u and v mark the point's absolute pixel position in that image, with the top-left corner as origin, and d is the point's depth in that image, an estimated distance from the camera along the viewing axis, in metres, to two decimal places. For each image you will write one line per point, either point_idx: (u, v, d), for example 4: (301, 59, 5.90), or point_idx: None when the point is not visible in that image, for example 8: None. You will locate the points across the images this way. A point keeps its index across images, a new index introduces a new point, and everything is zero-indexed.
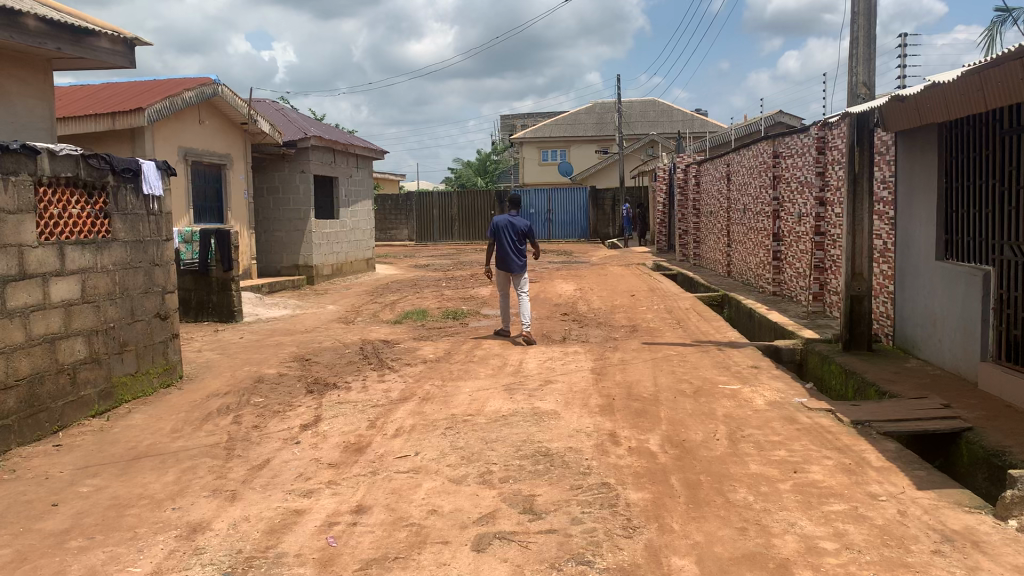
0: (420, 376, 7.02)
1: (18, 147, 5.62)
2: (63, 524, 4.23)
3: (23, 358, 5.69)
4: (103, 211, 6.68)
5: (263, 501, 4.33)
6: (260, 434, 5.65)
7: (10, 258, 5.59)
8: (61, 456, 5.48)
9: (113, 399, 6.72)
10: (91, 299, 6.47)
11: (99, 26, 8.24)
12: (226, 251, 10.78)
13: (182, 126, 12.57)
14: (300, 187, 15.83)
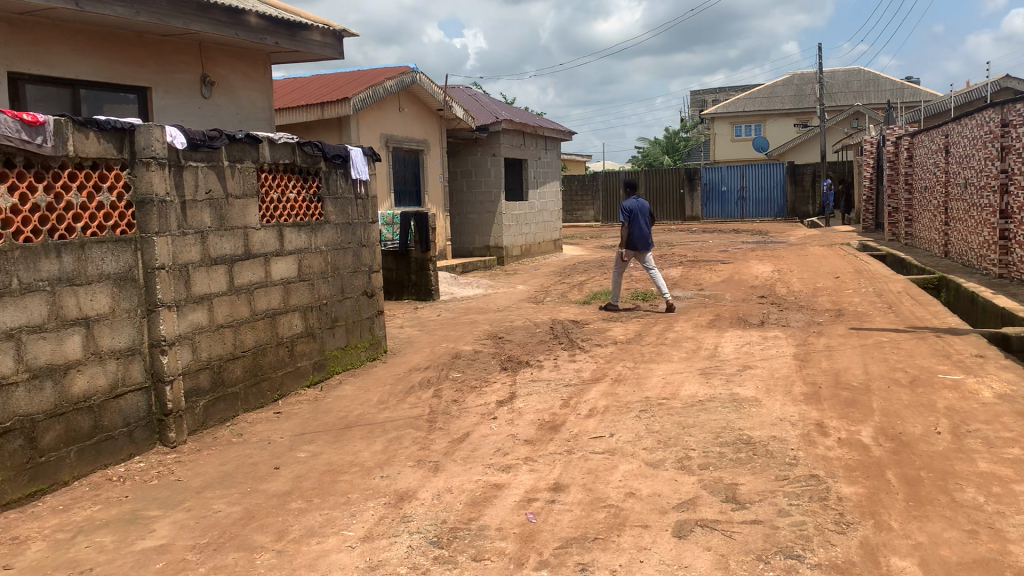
0: (612, 357, 6.98)
1: (243, 136, 6.09)
2: (286, 485, 4.56)
3: (248, 331, 6.19)
4: (316, 195, 7.10)
5: (464, 474, 4.46)
6: (460, 409, 5.83)
7: (237, 238, 6.08)
8: (282, 422, 5.91)
9: (326, 370, 7.18)
10: (306, 277, 6.92)
11: (312, 20, 8.74)
12: (424, 234, 11.22)
13: (384, 113, 13.16)
14: (491, 170, 16.15)
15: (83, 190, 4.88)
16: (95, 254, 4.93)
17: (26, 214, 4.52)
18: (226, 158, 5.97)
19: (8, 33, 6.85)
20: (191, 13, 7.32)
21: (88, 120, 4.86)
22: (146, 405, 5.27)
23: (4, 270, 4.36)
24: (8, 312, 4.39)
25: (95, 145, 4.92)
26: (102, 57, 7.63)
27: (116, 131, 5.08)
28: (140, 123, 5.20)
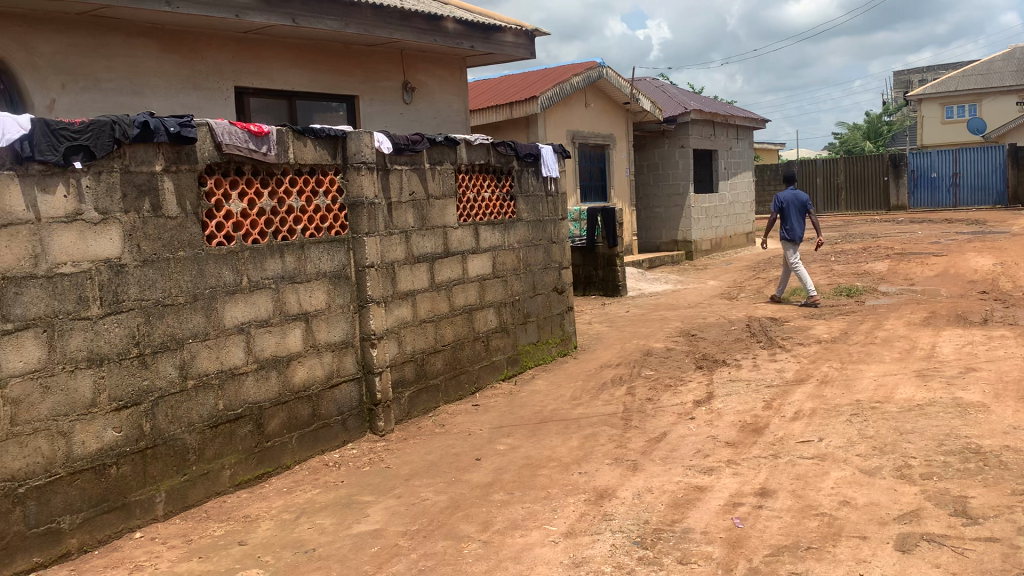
0: (815, 357, 6.65)
1: (442, 139, 6.31)
2: (487, 477, 4.68)
3: (448, 326, 6.41)
4: (509, 193, 7.25)
5: (664, 474, 4.40)
6: (656, 407, 5.76)
7: (437, 237, 6.30)
8: (480, 415, 6.08)
9: (519, 365, 7.32)
10: (501, 274, 7.08)
11: (506, 22, 8.78)
12: (612, 229, 11.10)
13: (571, 109, 13.25)
14: (679, 162, 15.84)
15: (302, 195, 5.26)
16: (312, 254, 5.30)
17: (254, 217, 4.95)
18: (427, 160, 6.21)
19: (235, 51, 7.09)
20: (393, 23, 7.51)
21: (305, 129, 5.23)
22: (357, 395, 5.61)
23: (236, 269, 4.80)
24: (239, 307, 4.81)
25: (311, 152, 5.29)
26: (317, 70, 7.80)
27: (330, 138, 5.43)
28: (350, 130, 5.53)
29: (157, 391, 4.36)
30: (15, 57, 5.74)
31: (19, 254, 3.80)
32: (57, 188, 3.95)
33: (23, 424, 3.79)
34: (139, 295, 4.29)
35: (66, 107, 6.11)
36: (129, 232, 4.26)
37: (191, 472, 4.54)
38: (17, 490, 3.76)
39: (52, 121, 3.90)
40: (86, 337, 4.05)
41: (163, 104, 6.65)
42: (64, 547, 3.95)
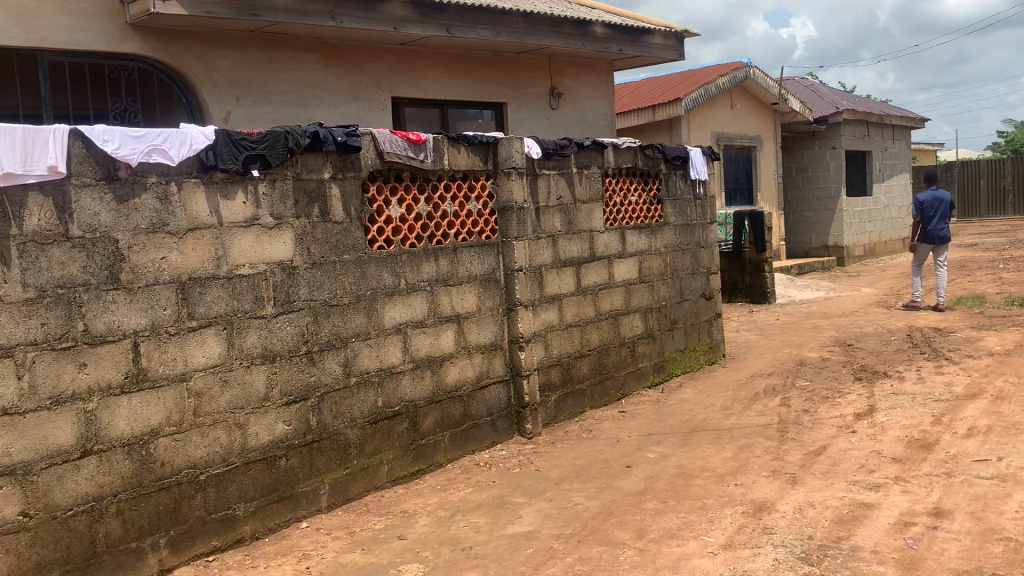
0: (988, 371, 6.22)
1: (590, 143, 6.30)
2: (640, 484, 4.63)
3: (594, 331, 6.41)
4: (656, 197, 7.17)
5: (827, 489, 4.23)
6: (812, 419, 5.55)
7: (584, 241, 6.31)
8: (628, 421, 6.04)
9: (666, 372, 7.22)
10: (647, 278, 7.01)
11: (655, 24, 8.56)
12: (760, 234, 10.77)
13: (716, 111, 12.97)
14: (830, 164, 15.25)
15: (456, 200, 5.39)
16: (466, 257, 5.41)
17: (411, 222, 5.12)
18: (576, 165, 6.23)
19: (391, 62, 7.11)
20: (543, 29, 7.51)
21: (460, 135, 5.36)
22: (506, 397, 5.70)
23: (395, 272, 4.97)
24: (398, 309, 4.98)
25: (465, 158, 5.42)
26: (468, 78, 7.73)
27: (482, 144, 5.54)
28: (502, 136, 5.62)
29: (322, 387, 4.59)
30: (193, 72, 5.94)
31: (204, 256, 4.08)
32: (237, 195, 4.21)
33: (205, 414, 4.08)
34: (307, 296, 4.52)
35: (240, 120, 6.24)
36: (300, 236, 4.48)
37: (352, 466, 4.75)
38: (199, 477, 4.06)
39: (233, 133, 4.17)
40: (260, 335, 4.30)
41: (326, 115, 6.71)
42: (238, 533, 4.22)
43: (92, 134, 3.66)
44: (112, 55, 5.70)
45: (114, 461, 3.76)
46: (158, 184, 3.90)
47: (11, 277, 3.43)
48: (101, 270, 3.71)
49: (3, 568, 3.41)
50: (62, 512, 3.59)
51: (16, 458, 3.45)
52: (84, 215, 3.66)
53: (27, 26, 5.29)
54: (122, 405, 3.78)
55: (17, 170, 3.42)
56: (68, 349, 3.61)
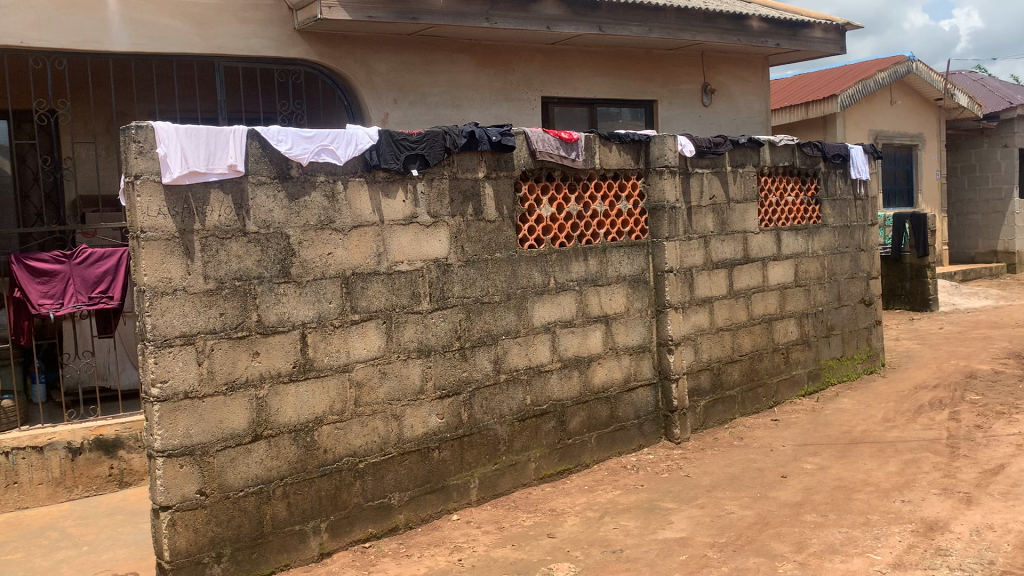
0: None
1: (745, 141, 6.12)
2: (797, 496, 4.46)
3: (747, 335, 6.22)
4: (814, 197, 6.88)
5: (1007, 511, 3.94)
6: (987, 436, 5.18)
7: (737, 243, 6.13)
8: (782, 430, 5.83)
9: (821, 380, 6.93)
10: (803, 282, 6.74)
11: (814, 17, 8.22)
12: (922, 237, 10.21)
13: (875, 108, 12.35)
14: (1001, 163, 14.27)
15: (607, 199, 5.36)
16: (616, 257, 5.36)
17: (562, 221, 5.12)
18: (730, 163, 6.07)
19: (542, 62, 7.13)
20: (697, 25, 7.35)
21: (612, 134, 5.33)
22: (654, 400, 5.62)
23: (545, 271, 4.98)
24: (548, 307, 5.00)
25: (616, 157, 5.38)
26: (618, 76, 7.63)
27: (634, 143, 5.49)
28: (655, 134, 5.54)
29: (474, 382, 4.66)
30: (354, 75, 6.16)
31: (366, 252, 4.22)
32: (397, 194, 4.33)
33: (364, 405, 4.22)
34: (461, 292, 4.60)
35: (397, 121, 6.41)
36: (455, 234, 4.57)
37: (501, 462, 4.81)
38: (357, 466, 4.20)
39: (394, 133, 4.30)
40: (416, 329, 4.41)
41: (478, 115, 6.80)
42: (393, 521, 4.35)
43: (268, 135, 3.85)
44: (281, 60, 5.99)
45: (281, 446, 3.94)
46: (326, 182, 4.07)
47: (194, 269, 3.65)
48: (273, 264, 3.90)
49: (183, 542, 3.64)
50: (234, 492, 3.79)
51: (195, 439, 3.67)
52: (259, 211, 3.85)
53: (207, 33, 5.66)
54: (288, 393, 3.96)
55: (202, 168, 3.65)
56: (243, 338, 3.81)
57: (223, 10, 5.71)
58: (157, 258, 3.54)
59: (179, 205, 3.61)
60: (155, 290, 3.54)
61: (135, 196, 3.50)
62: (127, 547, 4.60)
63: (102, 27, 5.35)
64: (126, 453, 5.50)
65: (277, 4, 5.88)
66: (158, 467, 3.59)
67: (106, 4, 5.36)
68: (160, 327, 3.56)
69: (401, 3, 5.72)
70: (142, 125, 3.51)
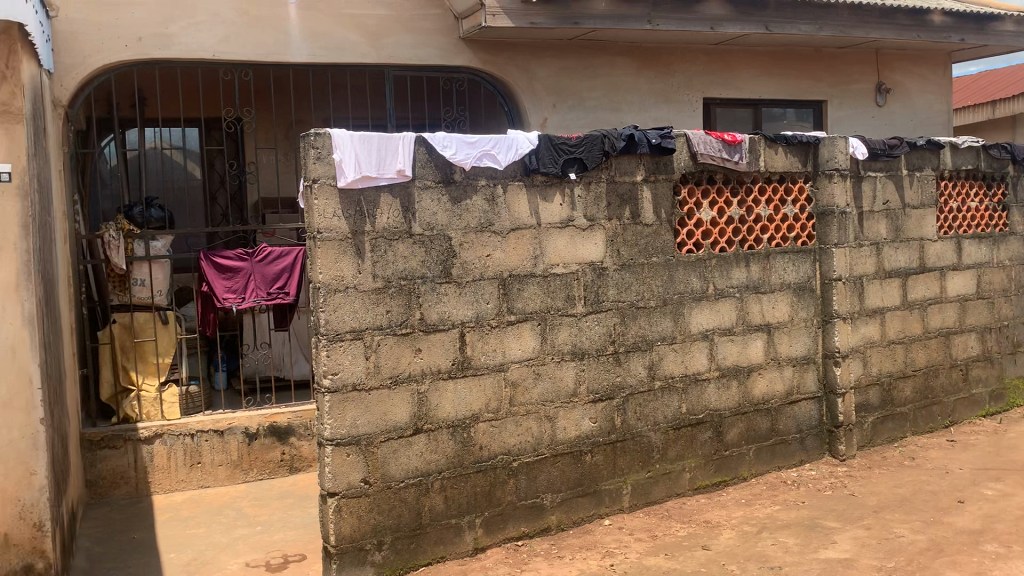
0: None
1: (925, 143, 5.76)
2: (975, 523, 4.19)
3: (922, 350, 5.86)
4: (1001, 203, 6.41)
5: None
6: None
7: (913, 251, 5.79)
8: (960, 452, 5.47)
9: (1005, 401, 6.43)
10: (987, 295, 6.27)
11: (1005, 9, 7.61)
12: None
13: None
14: None
15: (770, 203, 5.20)
16: (779, 264, 5.18)
17: (723, 225, 5.01)
18: (906, 166, 5.74)
19: (705, 63, 6.98)
20: (872, 21, 6.98)
21: (778, 136, 5.17)
22: (818, 415, 5.39)
23: (704, 276, 4.89)
24: (706, 314, 4.90)
25: (782, 159, 5.21)
26: (784, 76, 7.37)
27: (802, 145, 5.29)
28: (825, 135, 5.32)
29: (629, 387, 4.64)
30: (515, 81, 6.26)
31: (524, 254, 4.28)
32: (555, 197, 4.38)
33: (519, 404, 4.29)
34: (617, 296, 4.58)
35: (556, 125, 6.46)
36: (611, 238, 4.56)
37: (654, 469, 4.77)
38: (511, 465, 4.28)
39: (555, 137, 4.34)
40: (571, 332, 4.43)
41: (637, 118, 6.74)
42: (545, 522, 4.40)
43: (434, 141, 3.99)
44: (446, 68, 6.18)
45: (440, 441, 4.07)
46: (487, 186, 4.17)
47: (364, 268, 3.83)
48: (436, 265, 4.03)
49: (347, 528, 3.83)
50: (395, 483, 3.95)
51: (361, 430, 3.85)
52: (424, 214, 3.99)
53: (377, 43, 5.92)
54: (447, 390, 4.08)
55: (373, 173, 3.82)
56: (407, 335, 3.96)
57: (393, 20, 5.95)
58: (331, 256, 3.74)
59: (351, 207, 3.80)
60: (328, 287, 3.74)
61: (312, 199, 3.72)
62: (296, 529, 4.88)
63: (284, 40, 5.71)
64: (297, 440, 5.83)
65: (444, 13, 6.07)
66: (327, 454, 3.79)
67: (288, 18, 5.71)
68: (332, 322, 3.76)
69: (563, 8, 5.77)
70: (320, 132, 3.73)
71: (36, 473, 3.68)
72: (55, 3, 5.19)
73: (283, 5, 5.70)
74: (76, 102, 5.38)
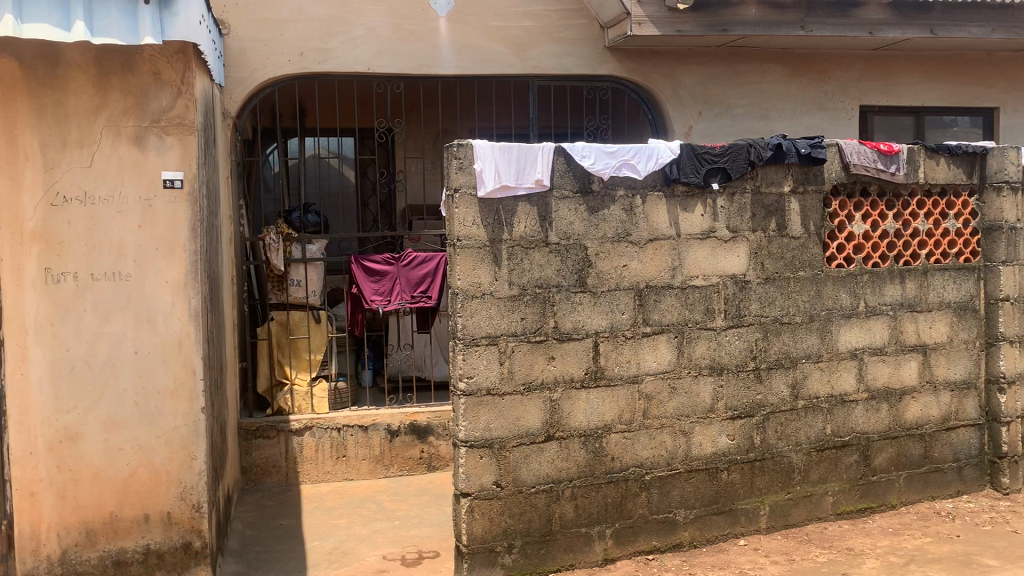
0: None
1: None
2: None
3: None
4: None
5: None
6: None
7: None
8: None
9: None
10: None
11: None
12: None
13: None
14: None
15: (929, 217, 4.92)
16: (938, 281, 4.88)
17: (876, 240, 4.77)
18: None
19: (862, 69, 6.66)
20: None
21: (940, 146, 4.88)
22: (978, 443, 5.05)
23: (854, 292, 4.67)
24: (855, 332, 4.68)
25: (944, 171, 4.91)
26: (952, 82, 6.93)
27: (967, 155, 4.98)
28: (993, 145, 4.98)
29: (769, 405, 4.50)
30: (660, 89, 6.21)
31: (662, 265, 4.24)
32: (696, 208, 4.31)
33: (653, 417, 4.25)
34: (759, 311, 4.46)
35: (703, 133, 6.34)
36: (755, 250, 4.44)
37: (795, 492, 4.60)
38: (644, 478, 4.25)
39: (697, 147, 4.28)
40: (709, 346, 4.35)
41: (787, 126, 6.52)
42: (677, 537, 4.35)
43: (573, 151, 4.02)
44: (591, 77, 6.20)
45: (571, 450, 4.10)
46: (625, 197, 4.16)
47: (500, 275, 3.91)
48: (571, 274, 4.06)
49: (478, 528, 3.93)
50: (527, 488, 4.01)
51: (494, 434, 3.94)
52: (561, 223, 4.04)
53: (523, 54, 6.02)
54: (580, 399, 4.10)
55: (512, 183, 3.90)
56: (541, 342, 4.01)
57: (539, 31, 6.04)
58: (469, 264, 3.85)
59: (490, 216, 3.89)
60: (466, 293, 3.85)
61: (453, 207, 3.83)
62: (431, 526, 5.04)
63: (434, 53, 5.90)
64: (435, 439, 6.02)
65: (590, 22, 6.10)
66: (460, 455, 3.91)
67: (438, 32, 5.91)
68: (468, 327, 3.86)
69: (712, 15, 5.68)
70: (463, 142, 3.83)
71: (196, 458, 3.98)
72: (227, 22, 5.59)
73: (434, 19, 5.90)
74: (244, 114, 5.77)
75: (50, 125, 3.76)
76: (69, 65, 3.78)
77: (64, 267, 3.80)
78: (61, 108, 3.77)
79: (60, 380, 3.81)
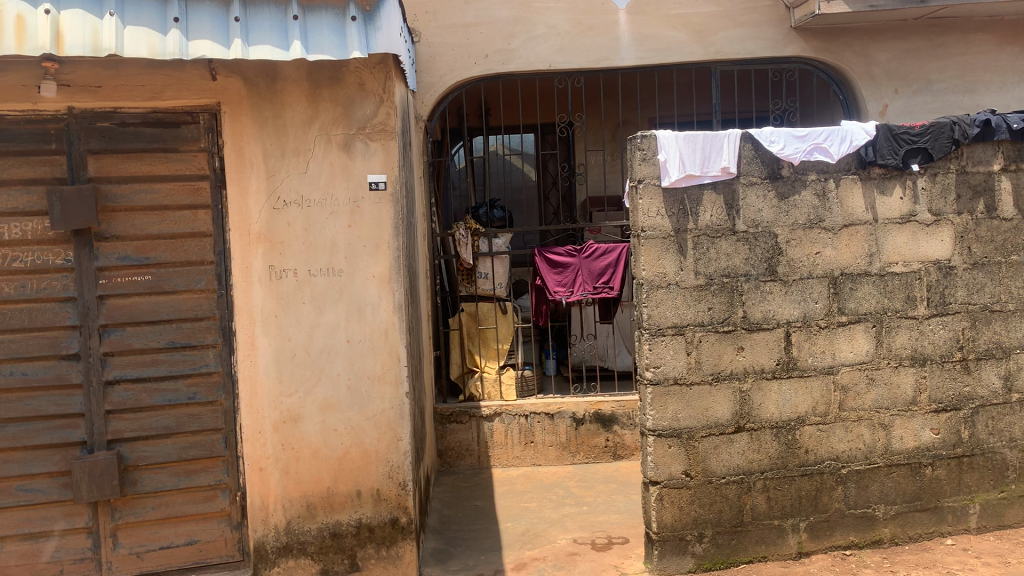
0: None
1: None
2: None
3: None
4: None
5: None
6: None
7: None
8: None
9: None
10: None
11: None
12: None
13: None
14: None
15: None
16: None
17: None
18: None
19: None
20: None
21: None
22: None
23: None
24: None
25: None
26: None
27: None
28: None
29: (979, 398, 4.25)
30: (851, 67, 5.95)
31: (857, 252, 4.10)
32: (894, 191, 4.12)
33: (850, 410, 4.12)
34: (966, 298, 4.21)
35: (900, 112, 6.02)
36: (960, 234, 4.19)
37: (1010, 491, 4.33)
38: (840, 471, 4.13)
39: (894, 126, 4.08)
40: (910, 336, 4.16)
41: (996, 99, 6.04)
42: (877, 534, 4.20)
43: (761, 137, 3.97)
44: (776, 59, 6.04)
45: (763, 440, 4.05)
46: (817, 181, 4.05)
47: (687, 265, 3.92)
48: (760, 263, 4.01)
49: (668, 516, 3.99)
50: (717, 479, 4.02)
51: (683, 423, 3.96)
52: (749, 211, 3.99)
53: (705, 40, 5.96)
54: (772, 390, 4.04)
55: (697, 172, 3.89)
56: (729, 332, 3.99)
57: (721, 17, 5.96)
58: (654, 254, 3.88)
59: (675, 206, 3.91)
60: (651, 283, 3.89)
61: (637, 199, 3.89)
62: (619, 513, 5.11)
63: (615, 46, 5.96)
64: (620, 428, 6.10)
65: (775, 3, 5.95)
66: (649, 444, 3.96)
67: (619, 24, 5.95)
68: (654, 317, 3.91)
69: None
70: (646, 134, 3.88)
71: (401, 439, 4.27)
72: (418, 29, 5.89)
73: (614, 12, 5.95)
74: (434, 116, 6.07)
75: (270, 136, 4.15)
76: (285, 80, 4.15)
77: (285, 264, 4.18)
78: (280, 120, 4.15)
79: (283, 366, 4.20)
